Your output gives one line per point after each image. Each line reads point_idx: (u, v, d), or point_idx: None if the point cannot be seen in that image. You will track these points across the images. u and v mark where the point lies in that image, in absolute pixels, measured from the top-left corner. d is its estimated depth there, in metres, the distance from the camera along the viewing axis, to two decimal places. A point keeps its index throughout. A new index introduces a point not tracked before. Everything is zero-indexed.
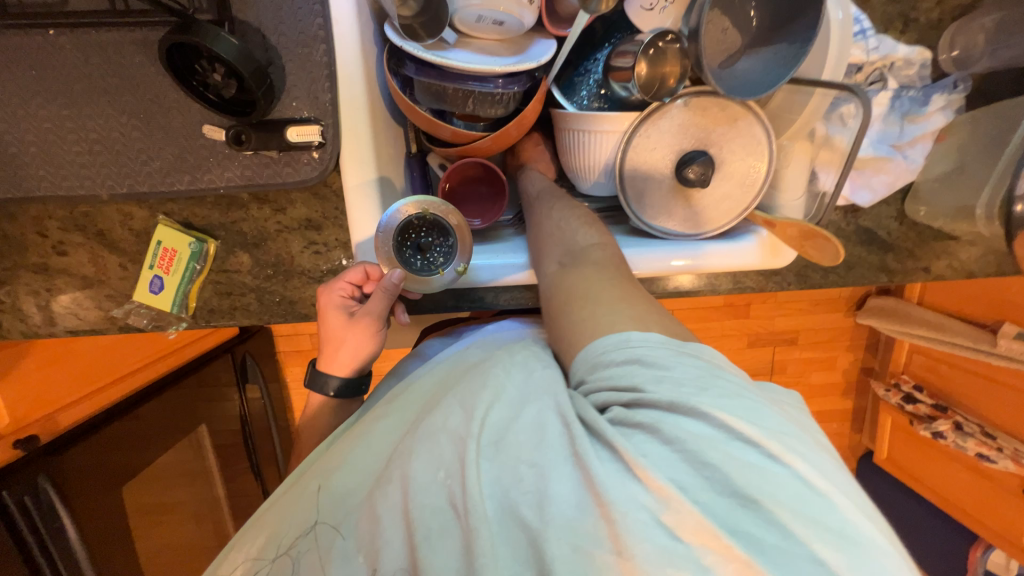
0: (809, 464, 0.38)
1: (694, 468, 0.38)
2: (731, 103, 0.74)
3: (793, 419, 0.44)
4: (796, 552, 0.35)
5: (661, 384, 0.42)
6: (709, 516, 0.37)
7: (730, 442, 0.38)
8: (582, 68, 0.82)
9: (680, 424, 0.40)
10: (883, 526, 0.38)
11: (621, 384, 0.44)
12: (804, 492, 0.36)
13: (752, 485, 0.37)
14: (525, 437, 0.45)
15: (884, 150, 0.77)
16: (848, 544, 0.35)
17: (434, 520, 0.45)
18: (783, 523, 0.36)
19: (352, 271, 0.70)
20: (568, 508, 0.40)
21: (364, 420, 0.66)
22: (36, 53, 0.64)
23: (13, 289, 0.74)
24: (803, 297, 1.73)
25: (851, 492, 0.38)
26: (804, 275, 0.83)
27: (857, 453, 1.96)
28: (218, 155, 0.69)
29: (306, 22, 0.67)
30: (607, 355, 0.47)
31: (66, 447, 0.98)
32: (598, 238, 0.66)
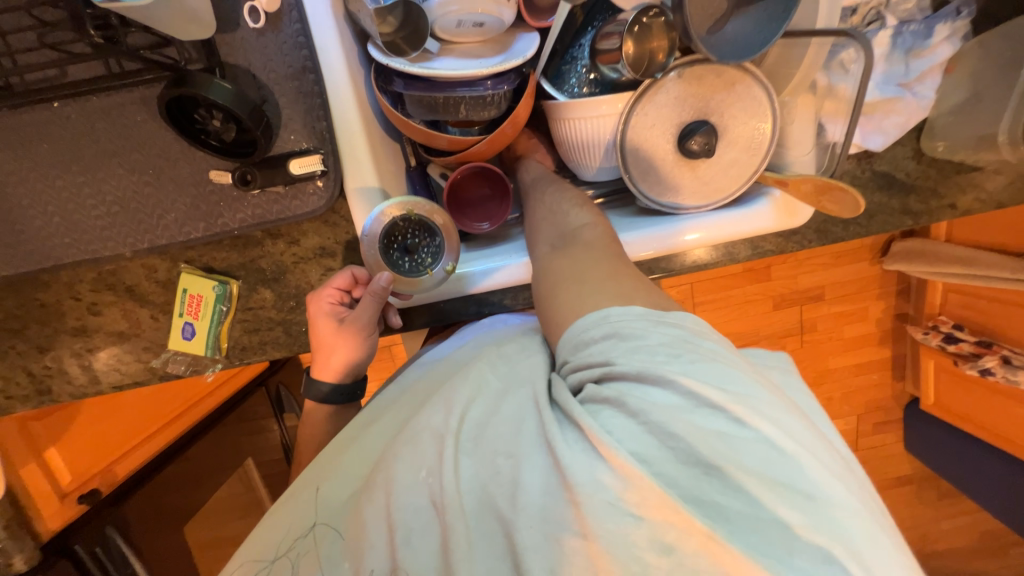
0: (773, 426, 0.39)
1: (660, 440, 0.39)
2: (727, 68, 0.72)
3: (767, 382, 0.44)
4: (754, 514, 0.37)
5: (631, 355, 0.43)
6: (670, 488, 0.38)
7: (694, 409, 0.39)
8: (568, 56, 0.81)
9: (646, 395, 0.41)
10: (852, 486, 0.39)
11: (592, 361, 0.45)
12: (764, 454, 0.38)
13: (716, 452, 0.38)
14: (502, 429, 0.47)
15: (891, 91, 0.74)
16: (804, 504, 0.37)
17: (415, 518, 0.48)
18: (743, 487, 0.37)
19: (339, 276, 0.72)
20: (536, 495, 0.41)
21: (359, 425, 0.68)
22: (45, 127, 0.67)
23: (57, 353, 0.78)
24: (825, 251, 1.69)
25: (818, 452, 0.39)
26: (825, 230, 0.81)
27: (902, 402, 1.91)
28: (228, 198, 0.71)
29: (293, 55, 0.68)
30: (586, 332, 0.47)
31: (123, 497, 1.08)
32: (589, 219, 0.65)
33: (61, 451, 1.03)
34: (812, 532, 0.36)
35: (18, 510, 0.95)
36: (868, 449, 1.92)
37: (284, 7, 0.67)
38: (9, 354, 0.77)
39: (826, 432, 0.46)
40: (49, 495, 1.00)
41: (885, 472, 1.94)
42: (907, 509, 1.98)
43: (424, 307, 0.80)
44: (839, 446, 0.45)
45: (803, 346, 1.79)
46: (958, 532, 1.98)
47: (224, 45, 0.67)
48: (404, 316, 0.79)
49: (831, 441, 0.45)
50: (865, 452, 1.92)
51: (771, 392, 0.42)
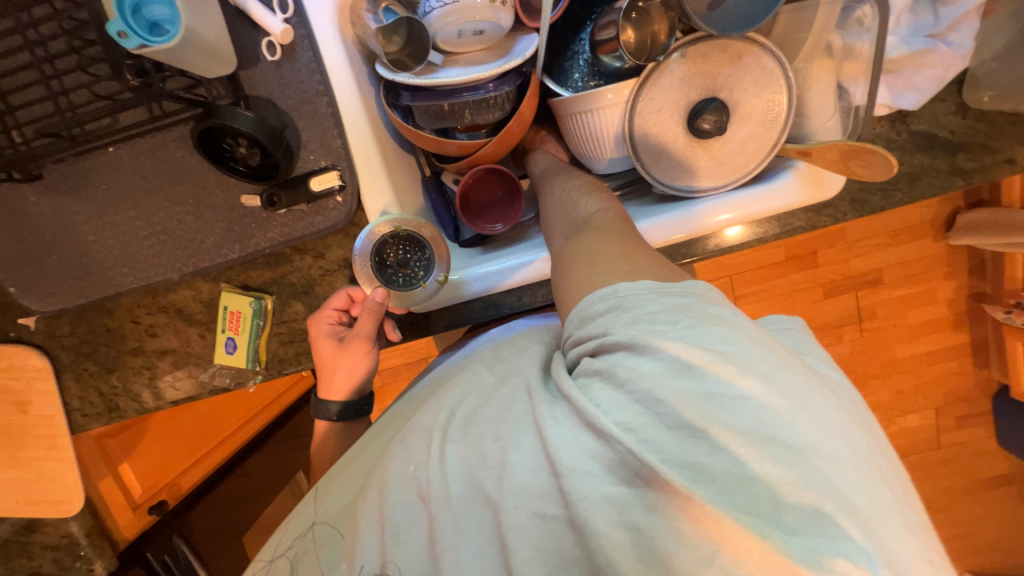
0: (766, 385, 0.37)
1: (645, 407, 0.38)
2: (732, 42, 0.70)
3: (776, 344, 0.42)
4: (738, 470, 0.35)
5: (629, 326, 0.42)
6: (652, 453, 0.36)
7: (678, 374, 0.38)
8: (570, 52, 0.81)
9: (632, 365, 0.40)
10: (856, 443, 0.37)
11: (593, 332, 0.45)
12: (755, 415, 0.36)
13: (702, 415, 0.36)
14: (491, 416, 0.49)
15: (921, 43, 0.68)
16: (792, 461, 0.35)
17: (403, 515, 0.50)
18: (728, 445, 0.35)
19: (337, 297, 0.76)
20: (525, 474, 0.42)
21: (367, 436, 0.72)
22: (104, 170, 0.76)
23: (122, 374, 0.86)
24: (876, 230, 1.56)
25: (818, 413, 0.37)
26: (861, 200, 0.75)
27: (988, 391, 1.72)
28: (259, 219, 0.77)
29: (308, 82, 0.73)
30: (590, 305, 0.47)
31: (186, 509, 1.20)
32: (600, 205, 0.64)
33: (133, 463, 1.13)
34: (798, 486, 0.34)
35: (99, 519, 1.04)
36: (953, 446, 1.74)
37: (297, 39, 0.73)
38: (83, 376, 0.86)
39: (848, 399, 0.42)
40: (123, 505, 1.09)
41: (975, 472, 1.75)
42: (1008, 513, 1.76)
43: (444, 310, 0.81)
44: (856, 409, 0.41)
45: (861, 335, 1.66)
46: None
47: (247, 80, 0.73)
48: (426, 321, 0.81)
49: (850, 404, 0.41)
50: (949, 450, 1.74)
51: (770, 351, 0.40)
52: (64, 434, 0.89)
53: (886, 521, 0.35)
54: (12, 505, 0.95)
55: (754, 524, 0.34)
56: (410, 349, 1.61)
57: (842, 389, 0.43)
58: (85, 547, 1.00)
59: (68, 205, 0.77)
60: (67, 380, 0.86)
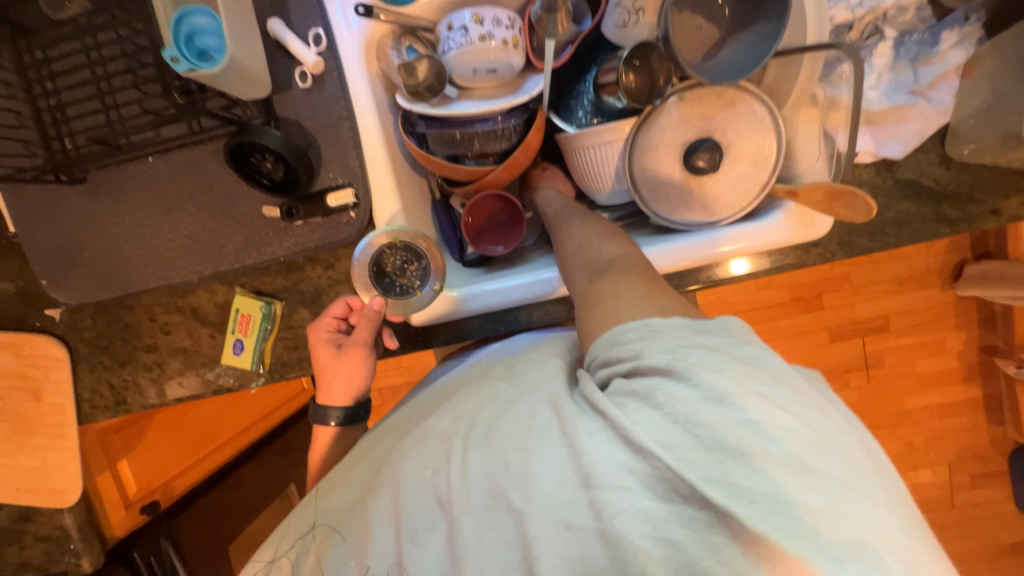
0: (795, 419, 0.40)
1: (684, 429, 0.40)
2: (725, 89, 0.76)
3: (801, 381, 0.45)
4: (778, 495, 0.37)
5: (663, 352, 0.45)
6: (693, 471, 0.38)
7: (716, 403, 0.40)
8: (575, 92, 0.88)
9: (671, 390, 0.41)
10: (879, 477, 0.40)
11: (625, 355, 0.47)
12: (791, 446, 0.38)
13: (742, 440, 0.38)
14: (517, 426, 0.49)
15: (901, 98, 0.72)
16: (828, 491, 0.37)
17: (421, 517, 0.52)
18: (768, 473, 0.37)
19: (335, 306, 0.80)
20: (551, 487, 0.43)
21: (370, 438, 0.73)
22: (141, 177, 0.83)
23: (133, 368, 0.90)
24: (882, 276, 1.57)
25: (845, 447, 0.40)
26: (849, 241, 0.78)
27: (1004, 449, 1.66)
28: (276, 229, 0.83)
29: (333, 107, 0.81)
30: (625, 332, 0.49)
31: (180, 510, 1.20)
32: (622, 250, 0.65)
33: (132, 463, 1.15)
34: (835, 514, 0.37)
35: (93, 514, 1.05)
36: (966, 505, 1.67)
37: (327, 69, 0.81)
38: (97, 368, 0.90)
39: (863, 434, 0.45)
40: (117, 504, 1.10)
41: (992, 536, 1.67)
42: None
43: (444, 325, 0.84)
44: (870, 442, 0.45)
45: (867, 382, 1.64)
46: None
47: (279, 103, 0.80)
48: (425, 335, 0.85)
49: (864, 436, 0.45)
50: (963, 509, 1.67)
51: (798, 388, 0.43)
52: (71, 423, 0.92)
53: (913, 551, 0.37)
54: (12, 492, 0.97)
55: (803, 552, 0.35)
56: (412, 367, 1.63)
57: (858, 424, 0.46)
58: (76, 540, 1.01)
59: (105, 208, 0.84)
60: (82, 371, 0.90)
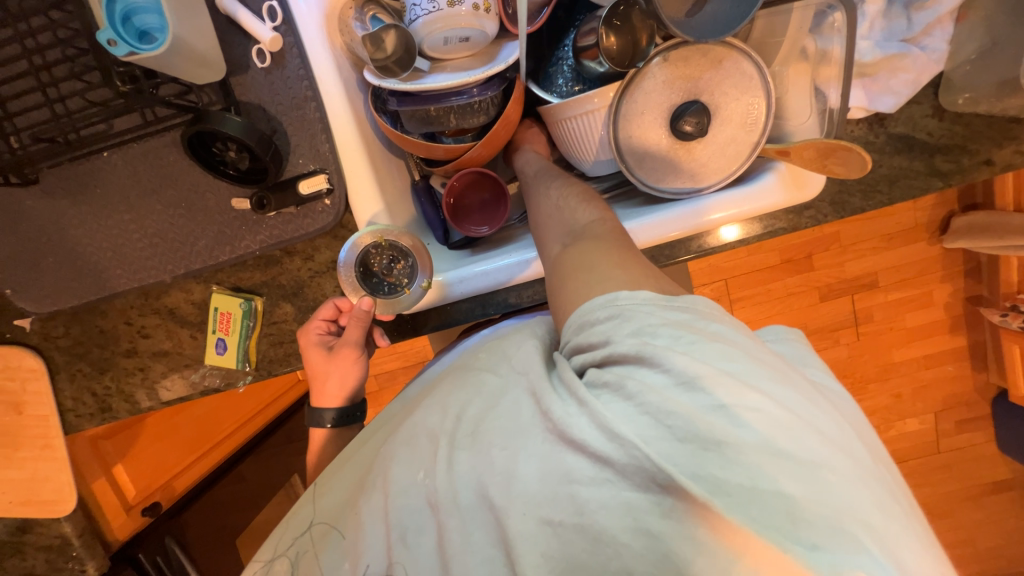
0: (771, 402, 0.39)
1: (657, 420, 0.39)
2: (712, 46, 0.71)
3: (774, 359, 0.43)
4: (754, 484, 0.36)
5: (632, 337, 0.43)
6: (669, 463, 0.37)
7: (685, 390, 0.39)
8: (554, 58, 0.83)
9: (642, 379, 0.41)
10: (858, 457, 0.39)
11: (595, 341, 0.46)
12: (765, 430, 0.37)
13: (713, 428, 0.37)
14: (499, 421, 0.48)
15: (895, 48, 0.69)
16: (806, 476, 0.36)
17: (410, 518, 0.51)
18: (740, 458, 0.37)
19: (324, 309, 0.78)
20: (531, 485, 0.43)
21: (362, 437, 0.71)
22: (98, 174, 0.78)
23: (115, 374, 0.87)
24: (871, 233, 1.57)
25: (822, 428, 0.39)
26: (841, 201, 0.76)
27: (987, 395, 1.71)
28: (248, 222, 0.79)
29: (296, 88, 0.76)
30: (592, 312, 0.47)
31: (182, 510, 1.19)
32: (597, 215, 0.62)
33: (127, 467, 1.14)
34: (810, 499, 0.36)
35: (91, 521, 1.05)
36: (952, 451, 1.73)
37: (286, 46, 0.75)
38: (77, 377, 0.87)
39: (844, 411, 0.44)
40: (117, 509, 1.11)
41: (976, 477, 1.74)
42: (1009, 519, 1.76)
43: (432, 312, 0.82)
44: (851, 418, 0.44)
45: (858, 339, 1.66)
46: None
47: (238, 86, 0.75)
48: (413, 323, 0.82)
49: (845, 414, 0.44)
50: (949, 454, 1.73)
51: (771, 367, 0.42)
52: (57, 434, 0.90)
53: (896, 535, 0.36)
54: (5, 505, 0.96)
55: (778, 540, 0.35)
56: (407, 353, 1.61)
57: (839, 401, 0.45)
58: (77, 547, 1.00)
59: (63, 209, 0.79)
60: (61, 380, 0.87)
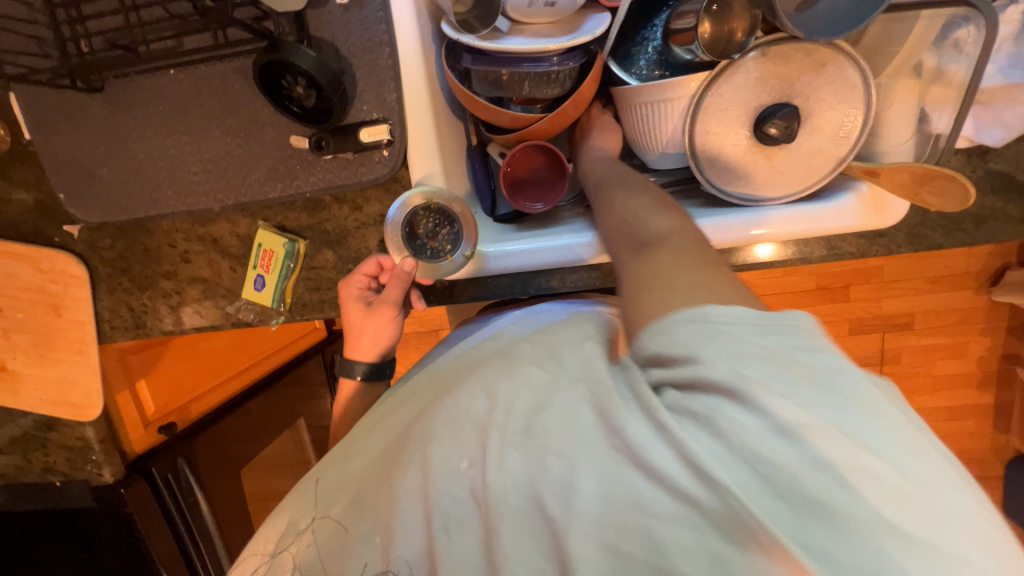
0: (891, 467, 0.34)
1: (752, 467, 0.36)
2: (818, 47, 0.66)
3: (893, 406, 0.37)
4: (865, 558, 0.33)
5: (723, 360, 0.38)
6: (766, 519, 0.34)
7: (788, 438, 0.35)
8: (639, 37, 0.78)
9: (738, 418, 0.36)
10: (990, 535, 0.34)
11: (676, 356, 0.40)
12: (877, 494, 0.33)
13: (819, 489, 0.34)
14: (557, 426, 0.45)
15: (1019, 76, 0.64)
16: (925, 555, 0.32)
17: (453, 508, 0.49)
18: (849, 524, 0.33)
19: (367, 263, 0.77)
20: (591, 501, 0.42)
21: (384, 406, 0.69)
22: (162, 90, 0.77)
23: (152, 293, 0.88)
24: (921, 273, 1.50)
25: (949, 501, 0.34)
26: (919, 234, 0.72)
27: (1005, 457, 1.66)
28: (304, 162, 0.78)
29: (373, 30, 0.73)
30: (675, 326, 0.41)
31: (196, 433, 1.20)
32: (673, 223, 0.53)
33: (149, 384, 1.16)
34: None
35: (111, 429, 1.07)
36: None
37: None
38: (117, 289, 0.89)
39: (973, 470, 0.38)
40: (136, 423, 1.12)
41: None
42: None
43: (471, 282, 0.81)
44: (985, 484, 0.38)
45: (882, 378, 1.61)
46: None
47: (313, 19, 0.73)
48: (452, 290, 0.81)
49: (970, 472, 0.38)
50: None
51: (891, 415, 0.36)
52: (91, 341, 0.92)
53: None
54: (36, 401, 0.99)
55: None
56: (425, 318, 1.62)
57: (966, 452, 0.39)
58: (97, 453, 1.04)
59: (123, 121, 0.79)
60: (101, 291, 0.89)
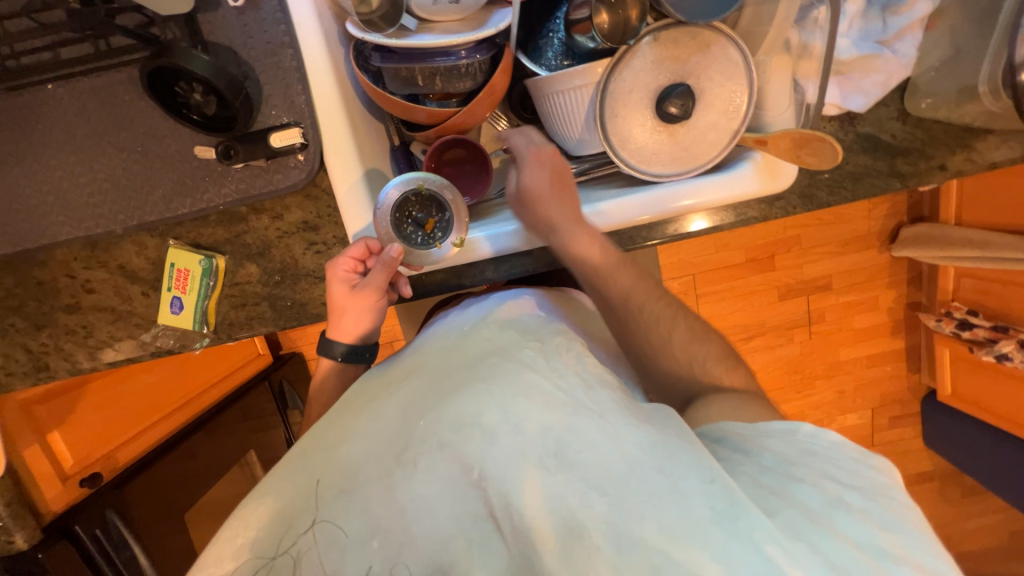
0: (829, 474, 0.56)
1: (762, 484, 0.55)
2: (701, 30, 0.72)
3: (848, 457, 0.58)
4: (830, 544, 0.49)
5: (747, 454, 0.59)
6: (779, 522, 0.50)
7: (766, 454, 0.58)
8: (544, 30, 0.81)
9: (758, 456, 0.58)
10: (888, 520, 0.53)
11: (724, 461, 0.60)
12: (826, 496, 0.54)
13: (794, 491, 0.54)
14: (607, 463, 0.50)
15: (870, 48, 0.72)
16: (859, 539, 0.50)
17: (478, 531, 0.52)
18: (820, 525, 0.50)
19: (353, 246, 0.71)
20: (644, 537, 0.48)
21: (362, 395, 0.63)
22: (40, 108, 0.70)
23: (54, 331, 0.80)
24: (830, 237, 1.66)
25: (865, 501, 0.54)
26: (810, 195, 0.80)
27: (918, 395, 1.85)
28: (213, 173, 0.74)
29: (272, 32, 0.71)
30: (725, 435, 0.63)
31: (125, 482, 1.09)
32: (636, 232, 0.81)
33: (64, 435, 1.07)
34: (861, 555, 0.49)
35: (21, 489, 0.97)
36: (884, 444, 1.87)
37: None
38: (9, 332, 0.80)
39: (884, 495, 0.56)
40: (52, 479, 1.02)
41: (902, 468, 1.89)
42: (929, 508, 1.91)
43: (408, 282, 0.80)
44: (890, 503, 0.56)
45: (810, 336, 1.76)
46: (984, 531, 1.91)
47: (206, 24, 0.70)
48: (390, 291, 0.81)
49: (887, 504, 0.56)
50: (881, 447, 1.87)
51: (834, 459, 0.58)
52: None
53: None
54: None
55: None
56: None
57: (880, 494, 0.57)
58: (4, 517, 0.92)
59: None
60: None
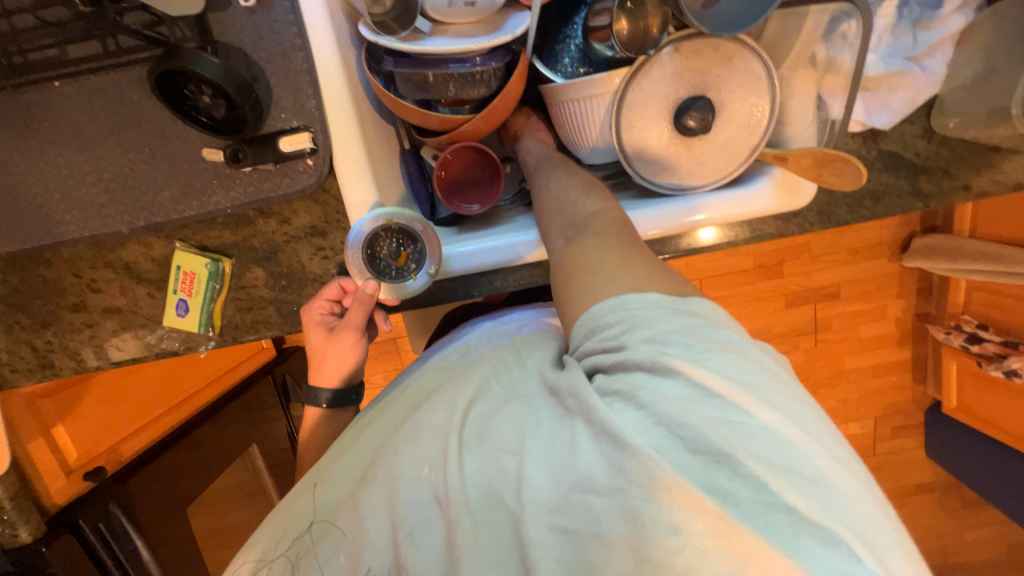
0: (784, 417, 0.39)
1: (670, 431, 0.39)
2: (724, 41, 0.69)
3: (779, 383, 0.42)
4: (765, 500, 0.36)
5: (646, 342, 0.42)
6: (685, 477, 0.37)
7: (702, 400, 0.39)
8: (561, 35, 0.80)
9: (658, 387, 0.40)
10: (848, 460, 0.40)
11: (609, 345, 0.44)
12: (770, 444, 0.37)
13: (726, 442, 0.37)
14: (506, 425, 0.47)
15: (898, 64, 0.70)
16: (810, 487, 0.36)
17: (416, 516, 0.48)
18: (751, 471, 0.37)
19: (328, 288, 0.74)
20: (543, 490, 0.42)
21: (356, 426, 0.68)
22: (47, 105, 0.69)
23: (59, 329, 0.80)
24: (841, 246, 1.63)
25: (822, 442, 0.39)
26: (828, 212, 0.78)
27: (923, 406, 1.84)
28: (220, 176, 0.72)
29: (283, 33, 0.69)
30: (602, 316, 0.46)
31: (128, 476, 1.09)
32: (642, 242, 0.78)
33: (67, 429, 1.06)
34: (816, 514, 0.36)
35: (23, 481, 0.96)
36: (886, 454, 1.85)
37: None
38: (14, 329, 0.79)
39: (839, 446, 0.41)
40: (55, 473, 1.02)
41: (904, 479, 1.87)
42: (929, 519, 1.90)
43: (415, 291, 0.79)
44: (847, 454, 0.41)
45: (816, 345, 1.74)
46: (983, 543, 1.91)
47: (216, 24, 0.68)
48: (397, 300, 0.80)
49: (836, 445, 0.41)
50: (883, 458, 1.86)
51: (775, 384, 0.41)
52: None
53: (887, 545, 0.37)
54: None
55: (784, 551, 0.35)
56: None
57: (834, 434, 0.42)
58: (8, 511, 0.92)
59: (3, 140, 0.70)
60: None
